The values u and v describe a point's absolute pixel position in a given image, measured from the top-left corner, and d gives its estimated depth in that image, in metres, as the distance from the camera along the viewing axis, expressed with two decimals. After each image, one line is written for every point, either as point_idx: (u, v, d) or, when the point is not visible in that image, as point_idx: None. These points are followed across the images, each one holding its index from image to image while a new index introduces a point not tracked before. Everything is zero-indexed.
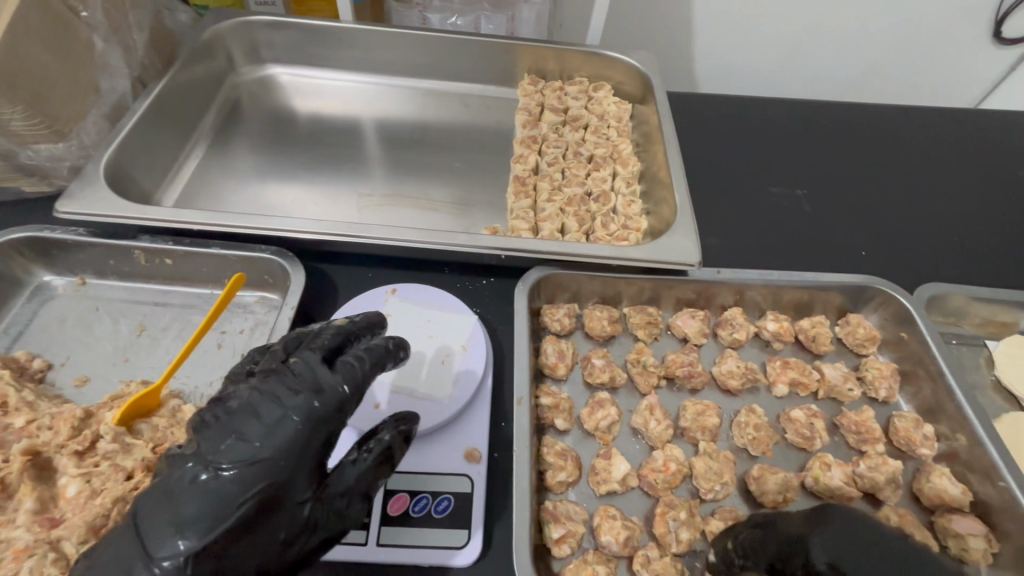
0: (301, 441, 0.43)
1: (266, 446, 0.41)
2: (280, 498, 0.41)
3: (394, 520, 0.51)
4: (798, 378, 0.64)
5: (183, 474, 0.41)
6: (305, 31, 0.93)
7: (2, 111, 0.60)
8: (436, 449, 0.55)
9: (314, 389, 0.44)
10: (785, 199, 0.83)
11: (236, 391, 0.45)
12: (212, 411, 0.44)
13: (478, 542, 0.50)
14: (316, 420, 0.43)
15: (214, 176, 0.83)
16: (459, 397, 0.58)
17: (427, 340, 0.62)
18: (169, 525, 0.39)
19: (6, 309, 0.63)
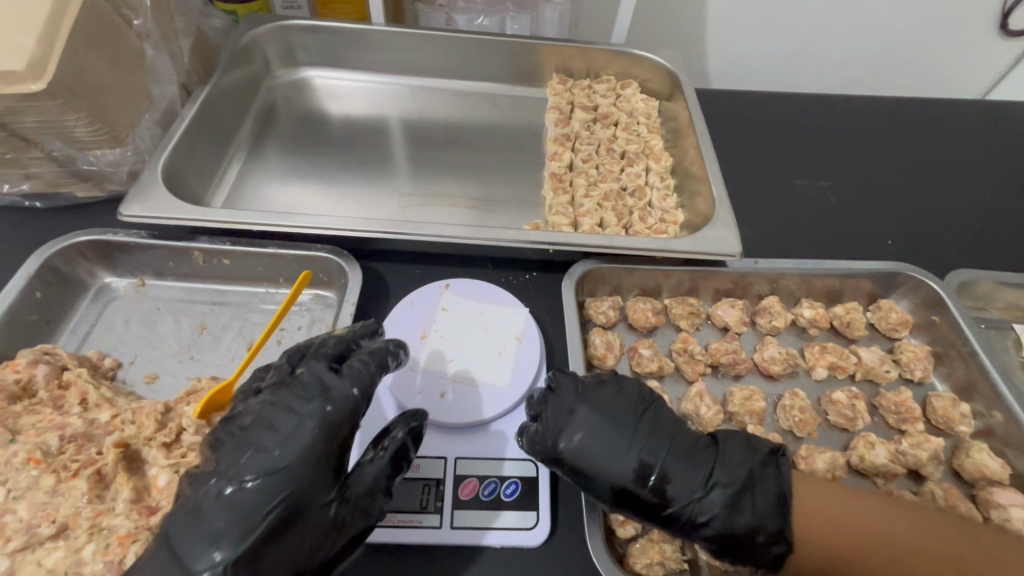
0: (316, 446, 0.45)
1: (285, 454, 0.44)
2: (303, 502, 0.44)
3: (466, 503, 0.53)
4: (837, 362, 0.67)
5: (207, 490, 0.43)
6: (337, 34, 0.95)
7: (67, 119, 0.62)
8: (499, 437, 0.58)
9: (323, 396, 0.47)
10: (813, 191, 0.86)
11: (248, 406, 0.47)
12: (226, 428, 0.46)
13: (547, 523, 0.53)
14: (329, 425, 0.46)
15: (256, 178, 0.85)
16: (516, 386, 0.60)
17: (481, 333, 0.64)
18: (201, 537, 0.41)
19: (72, 311, 0.65)
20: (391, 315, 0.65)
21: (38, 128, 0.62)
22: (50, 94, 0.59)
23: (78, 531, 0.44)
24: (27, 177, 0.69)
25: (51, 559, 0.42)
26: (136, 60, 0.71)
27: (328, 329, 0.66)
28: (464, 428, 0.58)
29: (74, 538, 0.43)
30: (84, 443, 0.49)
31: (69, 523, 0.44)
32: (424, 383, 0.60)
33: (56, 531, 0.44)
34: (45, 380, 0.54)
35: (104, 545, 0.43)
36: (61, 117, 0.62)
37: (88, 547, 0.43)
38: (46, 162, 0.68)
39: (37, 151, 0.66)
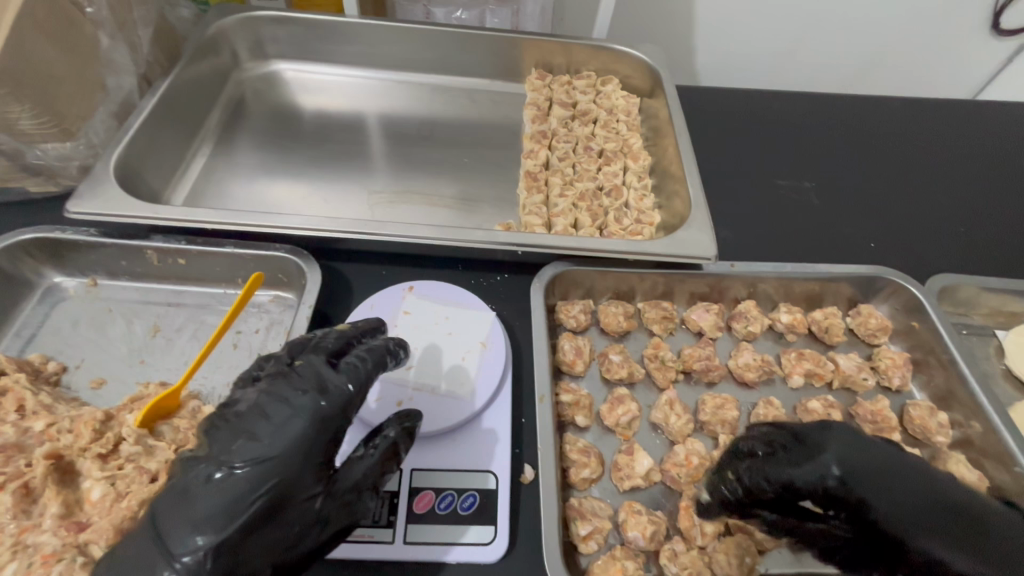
0: (312, 437, 0.42)
1: (276, 443, 0.41)
2: (291, 495, 0.40)
3: (421, 518, 0.51)
4: (813, 370, 0.65)
5: (196, 473, 0.40)
6: (309, 26, 0.92)
7: (11, 110, 0.59)
8: (459, 447, 0.55)
9: (321, 385, 0.44)
10: (795, 192, 0.84)
11: (244, 393, 0.44)
12: (220, 413, 0.43)
13: (505, 538, 0.51)
14: (324, 416, 0.43)
15: (220, 174, 0.82)
16: (480, 393, 0.58)
17: (445, 337, 0.62)
18: (185, 522, 0.38)
19: (17, 312, 0.62)
20: (352, 318, 0.63)
21: None
22: None
23: None
24: None
25: None
26: (91, 49, 0.68)
27: (286, 331, 0.63)
28: (423, 437, 0.55)
29: None
30: (15, 454, 0.46)
31: None
32: (384, 388, 0.58)
33: None
34: None
35: (26, 564, 0.41)
36: (4, 108, 0.59)
37: (10, 566, 0.40)
38: None
39: None
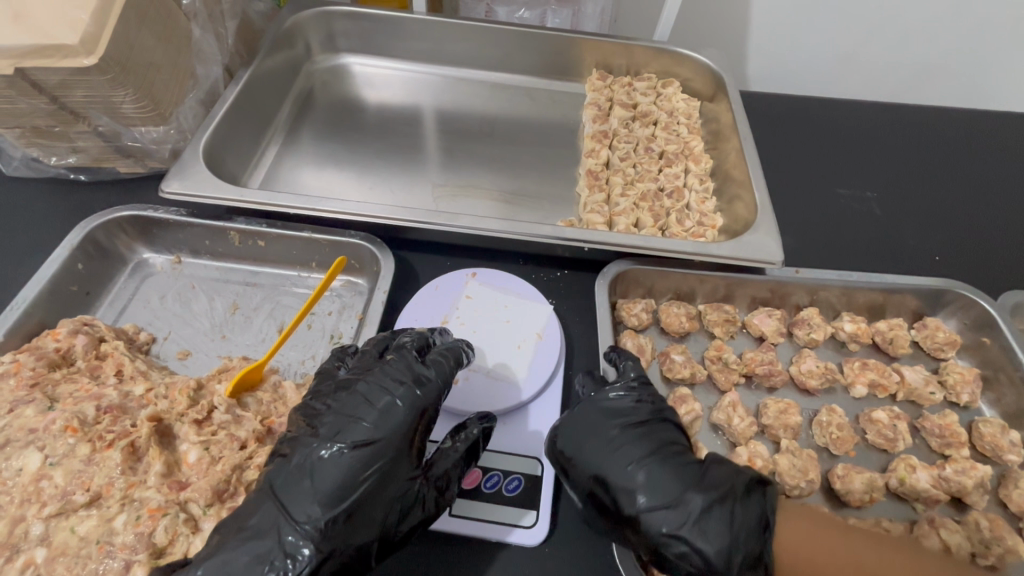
0: (408, 421, 0.47)
1: (379, 426, 0.46)
2: (391, 475, 0.45)
3: (467, 493, 0.53)
4: (877, 380, 0.64)
5: (310, 452, 0.45)
6: (376, 22, 0.95)
7: (116, 95, 0.63)
8: (512, 431, 0.57)
9: (413, 376, 0.49)
10: (859, 201, 0.82)
11: (342, 382, 0.50)
12: (320, 402, 0.49)
13: (546, 523, 0.52)
14: (419, 405, 0.48)
15: (292, 162, 0.85)
16: (532, 381, 0.59)
17: (503, 324, 0.64)
18: (308, 494, 0.43)
19: (111, 284, 0.66)
20: (415, 300, 0.65)
21: (88, 103, 0.64)
22: (100, 69, 0.60)
23: (111, 501, 0.44)
24: (74, 151, 0.71)
25: (84, 527, 0.43)
26: (184, 39, 0.72)
27: (359, 316, 0.66)
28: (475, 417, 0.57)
29: (107, 508, 0.44)
30: (119, 415, 0.50)
31: (102, 492, 0.45)
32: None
33: (89, 500, 0.44)
34: (84, 349, 0.56)
35: (135, 517, 0.43)
36: (111, 93, 0.63)
37: (120, 517, 0.43)
38: (92, 137, 0.69)
39: (84, 126, 0.67)
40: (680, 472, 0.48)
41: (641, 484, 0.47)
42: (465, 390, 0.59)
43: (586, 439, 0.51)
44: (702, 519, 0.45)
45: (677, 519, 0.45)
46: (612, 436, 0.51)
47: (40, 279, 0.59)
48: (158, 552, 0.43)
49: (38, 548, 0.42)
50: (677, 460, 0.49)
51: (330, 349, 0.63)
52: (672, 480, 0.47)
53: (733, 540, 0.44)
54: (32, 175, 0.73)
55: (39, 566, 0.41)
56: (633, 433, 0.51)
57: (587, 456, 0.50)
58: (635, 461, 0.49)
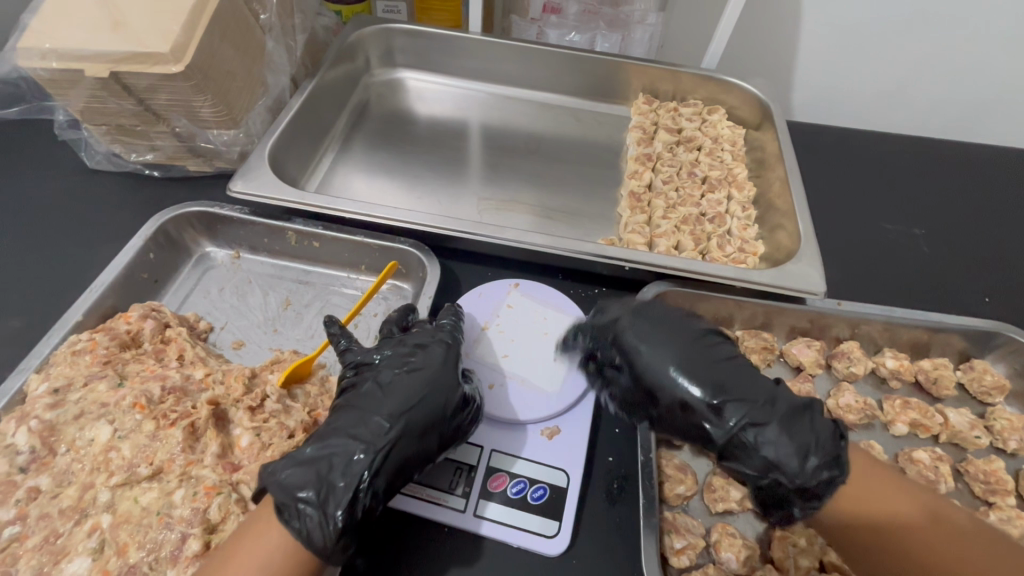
0: (449, 349, 0.55)
1: (424, 353, 0.54)
2: (439, 386, 0.52)
3: (492, 495, 0.54)
4: (919, 420, 0.63)
5: (371, 382, 0.52)
6: (431, 39, 0.99)
7: (196, 99, 0.69)
8: (540, 442, 0.58)
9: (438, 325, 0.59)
10: (905, 236, 0.81)
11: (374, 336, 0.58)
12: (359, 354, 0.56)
13: (566, 534, 0.52)
14: (452, 340, 0.57)
15: (347, 169, 0.89)
16: (568, 393, 0.61)
17: (541, 336, 0.66)
18: (379, 404, 0.50)
19: (176, 274, 0.71)
20: (457, 305, 0.68)
21: (171, 105, 0.69)
22: (185, 75, 0.65)
23: (170, 476, 0.47)
24: (151, 149, 0.76)
25: (146, 497, 0.46)
26: (259, 50, 0.78)
27: None
28: (508, 423, 0.59)
29: (167, 482, 0.47)
30: (181, 395, 0.53)
31: (164, 467, 0.48)
32: (489, 372, 0.62)
33: (152, 473, 0.47)
34: (151, 333, 0.60)
35: (192, 492, 0.46)
36: (191, 97, 0.68)
37: (179, 492, 0.46)
38: (169, 137, 0.75)
39: (163, 126, 0.73)
40: (755, 379, 0.54)
41: (721, 385, 0.53)
42: (497, 397, 0.60)
43: (654, 335, 0.57)
44: (777, 420, 0.51)
45: (770, 402, 0.52)
46: (687, 340, 0.56)
47: (117, 265, 0.64)
48: (211, 528, 0.45)
49: (104, 514, 0.45)
50: (741, 366, 0.55)
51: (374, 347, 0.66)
52: (739, 379, 0.54)
53: (817, 443, 0.50)
54: (112, 169, 0.79)
55: (104, 531, 0.45)
56: (696, 341, 0.57)
57: (654, 360, 0.56)
58: (710, 362, 0.55)
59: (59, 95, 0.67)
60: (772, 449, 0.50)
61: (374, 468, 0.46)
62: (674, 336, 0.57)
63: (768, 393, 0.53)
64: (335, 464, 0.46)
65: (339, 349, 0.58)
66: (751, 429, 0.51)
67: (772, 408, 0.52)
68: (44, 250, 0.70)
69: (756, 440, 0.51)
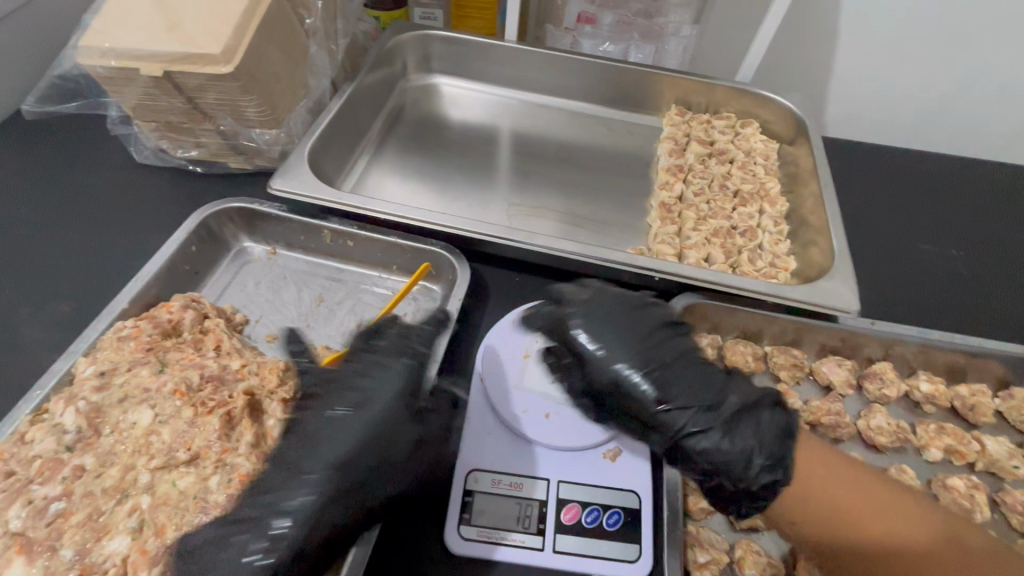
0: (417, 432, 0.53)
1: (387, 428, 0.52)
2: (364, 457, 0.50)
3: (570, 528, 0.52)
4: (954, 446, 0.61)
5: (328, 416, 0.52)
6: (467, 46, 1.01)
7: (242, 100, 0.71)
8: (599, 462, 0.56)
9: (415, 385, 0.56)
10: (943, 257, 0.79)
11: (342, 386, 0.55)
12: (324, 404, 0.53)
13: (649, 557, 0.51)
14: (428, 425, 0.54)
15: (381, 172, 0.91)
16: None
17: None
18: (290, 477, 0.48)
19: (215, 266, 0.73)
20: (492, 332, 0.65)
21: (218, 105, 0.72)
22: (233, 76, 0.68)
23: (207, 461, 0.49)
24: (197, 145, 0.79)
25: (183, 481, 0.48)
26: (303, 53, 0.80)
27: None
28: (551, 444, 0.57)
29: (203, 468, 0.49)
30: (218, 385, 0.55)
31: (201, 453, 0.49)
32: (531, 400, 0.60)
33: (189, 458, 0.49)
34: (190, 323, 0.62)
35: (227, 479, 0.48)
36: (238, 97, 0.71)
37: (214, 478, 0.48)
38: (214, 135, 0.77)
39: (209, 124, 0.75)
40: (705, 373, 0.55)
41: (671, 386, 0.53)
42: (556, 423, 0.58)
43: (604, 336, 0.55)
44: (729, 420, 0.51)
45: (713, 405, 0.52)
46: (640, 340, 0.55)
47: (162, 256, 0.67)
48: (244, 514, 0.47)
49: (144, 495, 0.47)
50: (696, 362, 0.55)
51: None
52: (697, 381, 0.53)
53: (760, 446, 0.50)
54: (158, 163, 0.83)
55: (144, 511, 0.46)
56: (648, 336, 0.55)
57: (604, 363, 0.54)
58: (659, 364, 0.54)
59: (114, 91, 0.70)
60: (722, 452, 0.50)
61: (290, 554, 0.45)
62: (620, 332, 0.55)
63: (716, 394, 0.53)
64: (241, 538, 0.45)
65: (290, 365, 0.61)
66: (694, 434, 0.51)
67: (723, 409, 0.52)
68: (93, 238, 0.73)
69: (712, 447, 0.51)
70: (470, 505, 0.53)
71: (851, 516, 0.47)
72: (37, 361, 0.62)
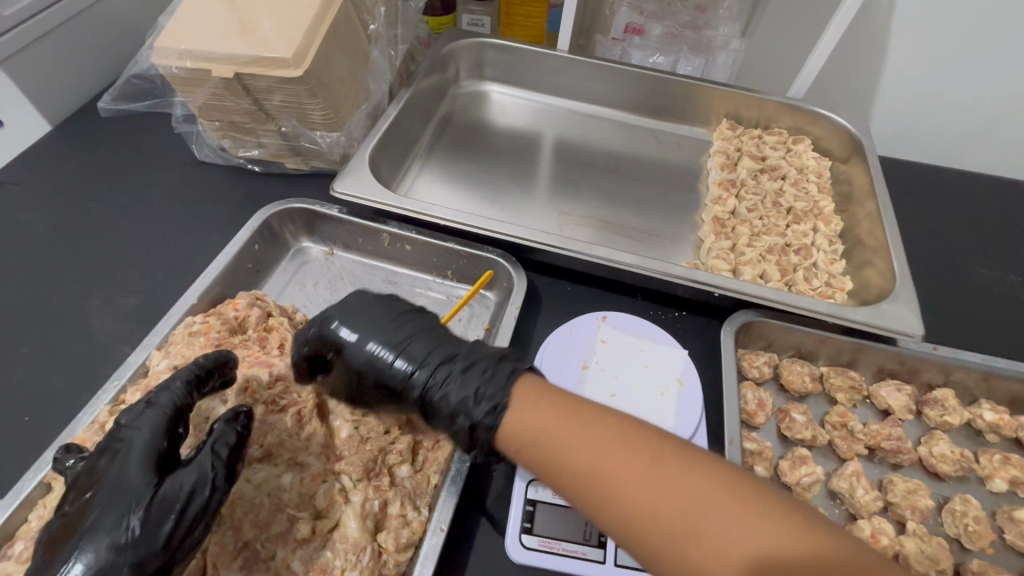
0: (182, 485, 0.42)
1: (99, 501, 0.41)
2: (95, 535, 0.40)
3: None
4: (1020, 478, 0.60)
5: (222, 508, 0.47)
6: (518, 54, 1.01)
7: (308, 103, 0.73)
8: None
9: (168, 433, 0.45)
10: (1004, 284, 0.78)
11: (96, 454, 0.44)
12: (69, 497, 0.42)
13: None
14: (197, 467, 0.43)
15: (431, 176, 0.92)
16: (681, 428, 0.59)
17: (642, 369, 0.63)
18: (46, 561, 0.40)
19: (275, 265, 0.74)
20: (549, 343, 0.65)
21: (284, 107, 0.73)
22: (303, 80, 0.69)
23: (279, 459, 0.50)
24: (258, 146, 0.81)
25: (257, 477, 0.48)
26: (365, 58, 0.81)
27: (485, 326, 0.70)
28: None
29: (276, 465, 0.50)
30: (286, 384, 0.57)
31: (272, 450, 0.51)
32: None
33: (263, 455, 0.50)
34: (256, 321, 0.63)
35: (300, 478, 0.49)
36: (305, 101, 0.72)
37: (287, 477, 0.49)
38: (275, 136, 0.79)
39: (273, 125, 0.77)
40: (450, 343, 0.55)
41: (411, 352, 0.54)
42: None
43: (349, 318, 0.56)
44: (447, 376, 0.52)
45: (445, 358, 0.53)
46: (389, 317, 0.57)
47: (228, 253, 0.68)
48: (318, 513, 0.48)
49: None
50: (448, 338, 0.56)
51: None
52: (437, 348, 0.55)
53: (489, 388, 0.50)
54: (219, 161, 0.84)
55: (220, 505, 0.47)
56: (405, 317, 0.57)
57: (359, 345, 0.55)
58: (413, 340, 0.55)
59: (185, 92, 0.72)
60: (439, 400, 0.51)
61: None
62: (379, 315, 0.56)
63: (459, 355, 0.54)
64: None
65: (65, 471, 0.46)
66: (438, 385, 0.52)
67: (446, 362, 0.53)
68: (157, 233, 0.75)
69: (453, 405, 0.51)
70: (531, 514, 0.53)
71: (586, 474, 0.42)
72: (108, 351, 0.64)
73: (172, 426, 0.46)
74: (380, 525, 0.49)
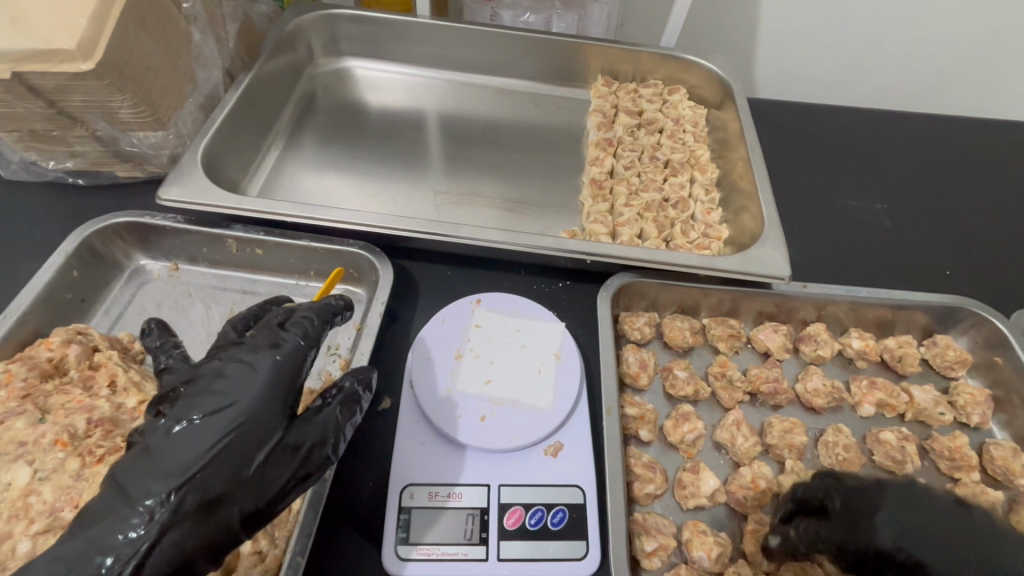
0: (307, 437, 0.44)
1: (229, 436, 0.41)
2: (216, 464, 0.40)
3: (513, 534, 0.50)
4: (885, 400, 0.63)
5: (157, 430, 0.41)
6: (379, 25, 0.94)
7: (113, 100, 0.62)
8: (540, 460, 0.54)
9: (292, 377, 0.46)
10: (869, 213, 0.80)
11: (213, 377, 0.44)
12: (178, 410, 0.42)
13: (595, 554, 0.50)
14: (323, 426, 0.46)
15: (292, 167, 0.84)
16: (561, 406, 0.57)
17: (518, 350, 0.60)
18: (148, 470, 0.39)
19: (106, 291, 0.66)
20: (421, 337, 0.61)
21: (83, 107, 0.63)
22: (97, 74, 0.58)
23: None
24: (72, 156, 0.70)
25: None
26: (184, 43, 0.71)
27: (356, 326, 0.65)
28: (486, 450, 0.54)
29: None
30: (109, 429, 0.49)
31: None
32: (466, 405, 0.56)
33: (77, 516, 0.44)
34: (77, 359, 0.55)
35: None
36: (108, 98, 0.62)
37: None
38: (89, 142, 0.68)
39: (81, 130, 0.66)
40: None
41: None
42: (491, 427, 0.55)
43: None
44: None
45: None
46: None
47: (35, 286, 0.59)
48: None
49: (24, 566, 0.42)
50: None
51: (328, 360, 0.61)
52: None
53: None
54: (30, 178, 0.73)
55: None
56: None
57: None
58: None
59: None
60: None
61: (140, 558, 0.37)
62: None
63: None
64: (107, 530, 0.37)
65: (158, 366, 0.49)
66: None
67: None
68: None
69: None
70: (407, 522, 0.50)
71: None
72: None
73: (297, 377, 0.46)
74: (232, 568, 0.45)
